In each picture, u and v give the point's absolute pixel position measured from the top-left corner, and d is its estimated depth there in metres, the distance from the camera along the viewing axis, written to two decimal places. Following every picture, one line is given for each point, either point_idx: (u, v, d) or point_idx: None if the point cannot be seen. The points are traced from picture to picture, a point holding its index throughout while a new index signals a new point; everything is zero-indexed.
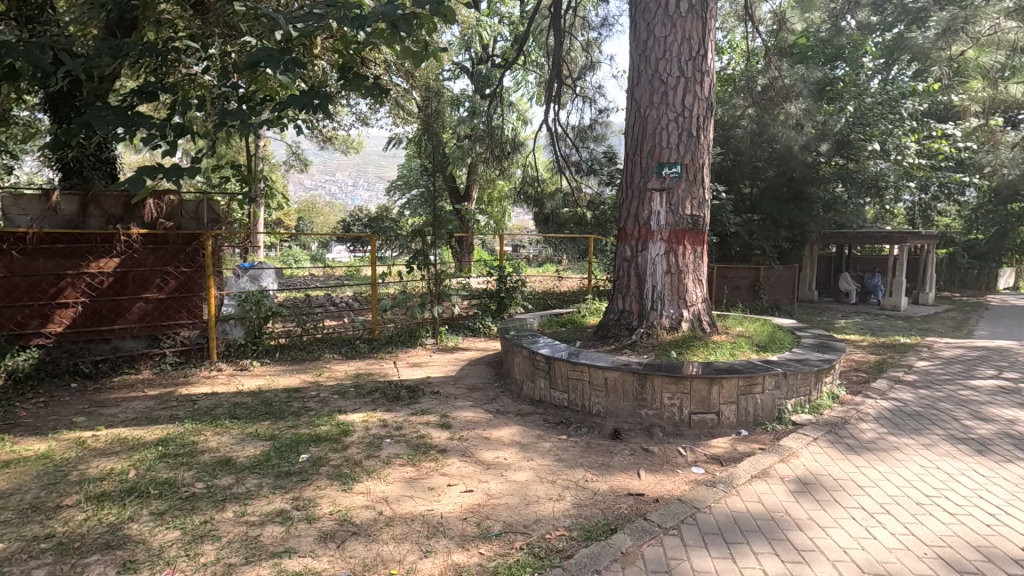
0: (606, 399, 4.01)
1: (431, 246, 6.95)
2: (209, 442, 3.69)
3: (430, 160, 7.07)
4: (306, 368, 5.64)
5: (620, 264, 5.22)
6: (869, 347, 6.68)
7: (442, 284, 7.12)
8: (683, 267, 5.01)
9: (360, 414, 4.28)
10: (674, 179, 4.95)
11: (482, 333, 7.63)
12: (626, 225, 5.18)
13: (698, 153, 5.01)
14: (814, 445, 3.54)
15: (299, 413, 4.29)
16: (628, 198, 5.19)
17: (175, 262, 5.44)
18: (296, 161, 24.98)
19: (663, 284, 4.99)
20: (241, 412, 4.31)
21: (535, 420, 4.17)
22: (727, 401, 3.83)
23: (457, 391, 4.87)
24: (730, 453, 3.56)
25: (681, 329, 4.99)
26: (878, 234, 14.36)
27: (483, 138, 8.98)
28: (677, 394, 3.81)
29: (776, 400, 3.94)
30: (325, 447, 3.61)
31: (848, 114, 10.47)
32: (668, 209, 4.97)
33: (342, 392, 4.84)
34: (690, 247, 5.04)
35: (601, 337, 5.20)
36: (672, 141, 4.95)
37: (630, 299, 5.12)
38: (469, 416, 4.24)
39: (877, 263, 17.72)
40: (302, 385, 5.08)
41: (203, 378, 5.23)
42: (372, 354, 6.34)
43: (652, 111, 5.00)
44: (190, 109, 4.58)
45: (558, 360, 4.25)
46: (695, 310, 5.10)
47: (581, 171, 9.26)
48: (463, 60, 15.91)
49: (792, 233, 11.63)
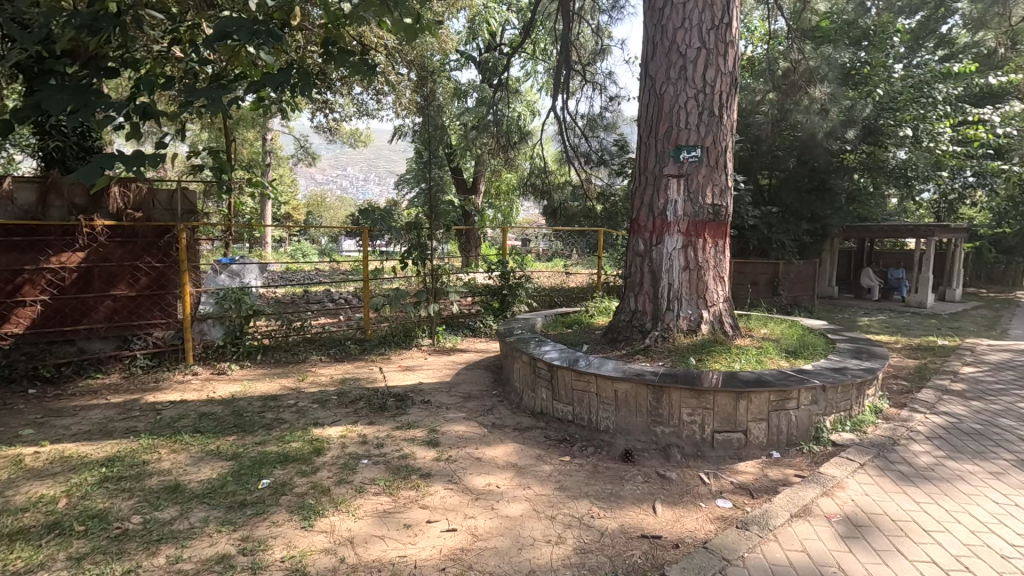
0: (617, 413, 3.51)
1: (429, 241, 6.44)
2: (162, 462, 3.24)
3: (425, 145, 6.46)
4: (289, 372, 5.19)
5: (633, 259, 4.71)
6: (906, 350, 6.08)
7: (439, 280, 6.63)
8: (703, 263, 4.49)
9: (338, 428, 3.82)
10: (694, 164, 4.41)
11: (483, 333, 7.14)
12: (639, 216, 4.66)
13: (721, 135, 4.46)
14: (861, 473, 3.01)
15: (271, 426, 3.84)
16: (642, 185, 4.67)
17: (146, 257, 4.98)
18: (304, 155, 24.62)
19: (681, 281, 4.46)
20: (206, 424, 3.85)
21: (535, 436, 3.68)
22: (758, 418, 3.31)
23: (451, 400, 4.40)
24: (761, 481, 3.04)
25: (701, 332, 4.46)
26: (903, 228, 13.68)
27: (488, 128, 8.48)
28: (698, 410, 3.32)
29: (813, 417, 3.41)
30: (292, 470, 3.15)
31: (876, 99, 9.81)
32: (686, 198, 4.44)
33: (324, 400, 4.37)
34: (710, 240, 4.51)
35: (611, 340, 4.69)
36: (691, 121, 4.41)
37: (643, 298, 4.61)
38: (461, 431, 3.76)
39: (901, 258, 16.95)
40: (281, 391, 4.63)
41: (175, 384, 4.79)
42: (363, 356, 5.87)
43: (669, 87, 4.45)
44: (152, 86, 4.06)
45: (561, 368, 3.76)
46: (716, 310, 4.57)
47: (590, 163, 8.74)
48: (470, 50, 15.45)
49: (814, 226, 11.00)
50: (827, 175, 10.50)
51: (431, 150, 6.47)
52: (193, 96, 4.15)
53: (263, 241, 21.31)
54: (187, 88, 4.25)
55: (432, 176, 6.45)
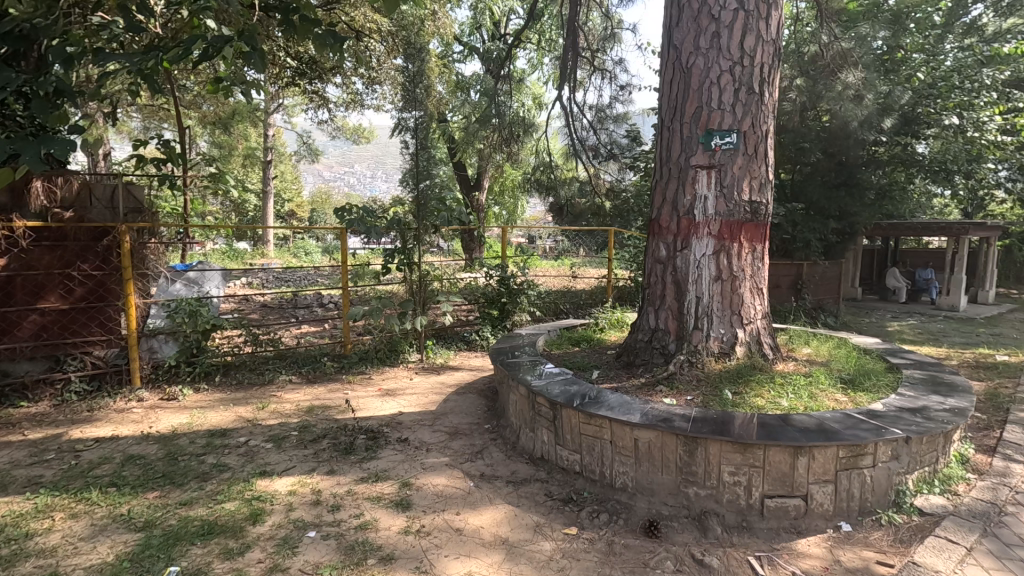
0: (636, 469, 2.77)
1: (416, 242, 5.71)
2: (49, 535, 2.51)
3: (412, 136, 5.75)
4: (249, 399, 4.45)
5: (653, 267, 3.95)
6: (966, 370, 5.26)
7: (428, 287, 5.91)
8: (738, 272, 3.73)
9: (290, 480, 3.08)
10: (729, 152, 3.63)
11: (478, 346, 6.34)
12: (661, 215, 3.89)
13: (761, 117, 3.68)
14: (971, 564, 2.25)
15: (207, 477, 3.10)
16: (664, 178, 3.89)
17: (81, 263, 4.26)
18: (306, 152, 23.87)
19: (711, 294, 3.70)
20: (129, 474, 3.12)
21: (533, 493, 2.94)
22: (822, 480, 2.54)
23: (433, 439, 3.65)
24: (835, 572, 2.28)
25: (735, 356, 3.70)
26: (934, 226, 12.79)
27: (490, 120, 7.76)
28: (743, 468, 2.57)
29: (893, 477, 2.63)
30: (214, 549, 2.40)
31: (917, 84, 9.04)
32: (719, 193, 3.66)
33: (280, 439, 3.62)
34: (747, 245, 3.75)
35: (626, 364, 3.93)
36: (726, 100, 3.62)
37: (665, 314, 3.84)
38: (441, 485, 3.02)
39: (928, 257, 16.04)
40: (233, 425, 3.89)
41: (113, 414, 4.08)
42: (339, 375, 5.13)
43: (698, 59, 3.67)
44: (66, 57, 3.42)
45: (565, 408, 3.01)
46: (753, 329, 3.81)
47: (599, 157, 7.94)
48: (474, 41, 14.67)
49: (842, 225, 10.10)
50: (856, 168, 9.67)
51: (417, 142, 5.75)
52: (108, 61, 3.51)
53: (264, 240, 20.67)
54: (101, 54, 3.60)
55: (420, 170, 5.74)
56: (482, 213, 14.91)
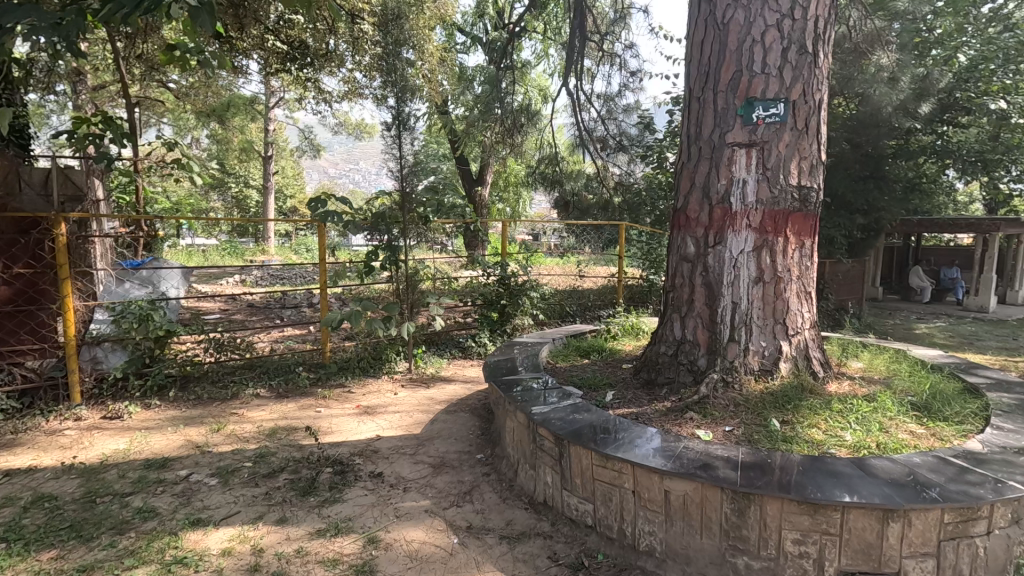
0: (667, 529, 2.15)
1: (401, 236, 5.12)
2: None
3: (393, 118, 5.05)
4: (205, 419, 3.82)
5: (678, 266, 3.30)
6: None
7: (415, 288, 5.34)
8: (783, 271, 3.08)
9: (228, 533, 2.45)
10: (774, 127, 2.98)
11: (475, 353, 5.71)
12: (688, 204, 3.24)
13: (813, 84, 3.03)
14: None
15: (125, 528, 2.47)
16: (692, 159, 3.24)
17: (6, 260, 3.67)
18: (308, 147, 23.30)
19: (751, 300, 3.06)
20: (29, 523, 2.50)
21: (535, 557, 2.31)
22: (919, 554, 1.91)
23: (413, 474, 3.02)
24: None
25: (779, 375, 3.06)
26: (963, 222, 12.04)
27: (490, 107, 7.11)
28: (812, 535, 1.94)
29: (1010, 548, 1.98)
30: None
31: (957, 66, 8.27)
32: (761, 176, 3.01)
33: (228, 474, 2.99)
34: (794, 239, 3.10)
35: (647, 383, 3.30)
36: (771, 63, 2.96)
37: (693, 323, 3.20)
38: (418, 543, 2.38)
39: (953, 256, 15.26)
40: (177, 453, 3.26)
41: (40, 437, 3.46)
42: (314, 389, 4.50)
43: (737, 12, 3.01)
44: None
45: (575, 446, 2.38)
46: (801, 341, 3.16)
47: (608, 149, 7.29)
48: (478, 31, 14.01)
49: (869, 220, 9.39)
50: (885, 159, 8.95)
51: (401, 128, 5.07)
52: (12, 17, 2.75)
53: (264, 237, 20.16)
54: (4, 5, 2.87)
55: (403, 157, 5.07)
56: (486, 210, 14.27)
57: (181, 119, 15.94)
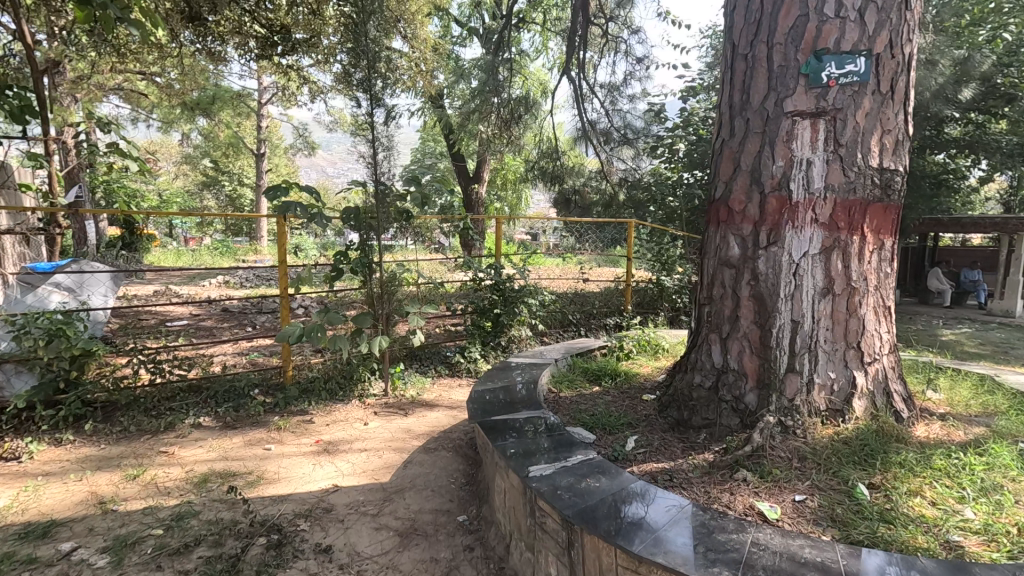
0: None
1: (377, 234, 4.35)
2: None
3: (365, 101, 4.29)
4: (125, 460, 3.07)
5: (718, 272, 2.57)
6: None
7: (393, 295, 4.56)
8: (858, 280, 2.35)
9: None
10: (850, 91, 2.25)
11: (464, 368, 4.97)
12: (731, 193, 2.50)
13: (902, 33, 2.30)
14: None
15: None
16: (737, 135, 2.50)
17: None
18: (300, 145, 22.61)
19: (816, 318, 2.34)
20: None
21: None
22: None
23: (373, 552, 2.28)
24: None
25: (853, 417, 2.33)
26: (988, 221, 11.34)
27: (484, 93, 6.38)
28: None
29: None
30: None
31: (1000, 48, 7.54)
32: (832, 154, 2.27)
33: (127, 547, 2.25)
34: (872, 238, 2.36)
35: (679, 425, 2.56)
36: (848, 3, 2.22)
37: (739, 348, 2.47)
38: None
39: (971, 256, 14.56)
40: (72, 514, 2.52)
41: None
42: (269, 417, 3.75)
43: None
44: None
45: (591, 535, 1.65)
46: (879, 370, 2.43)
47: (611, 143, 6.59)
48: (474, 23, 13.29)
49: None
50: (914, 152, 8.23)
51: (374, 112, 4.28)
52: None
53: (254, 236, 19.46)
54: None
55: (378, 145, 4.31)
56: (483, 210, 13.55)
57: (167, 114, 15.20)
